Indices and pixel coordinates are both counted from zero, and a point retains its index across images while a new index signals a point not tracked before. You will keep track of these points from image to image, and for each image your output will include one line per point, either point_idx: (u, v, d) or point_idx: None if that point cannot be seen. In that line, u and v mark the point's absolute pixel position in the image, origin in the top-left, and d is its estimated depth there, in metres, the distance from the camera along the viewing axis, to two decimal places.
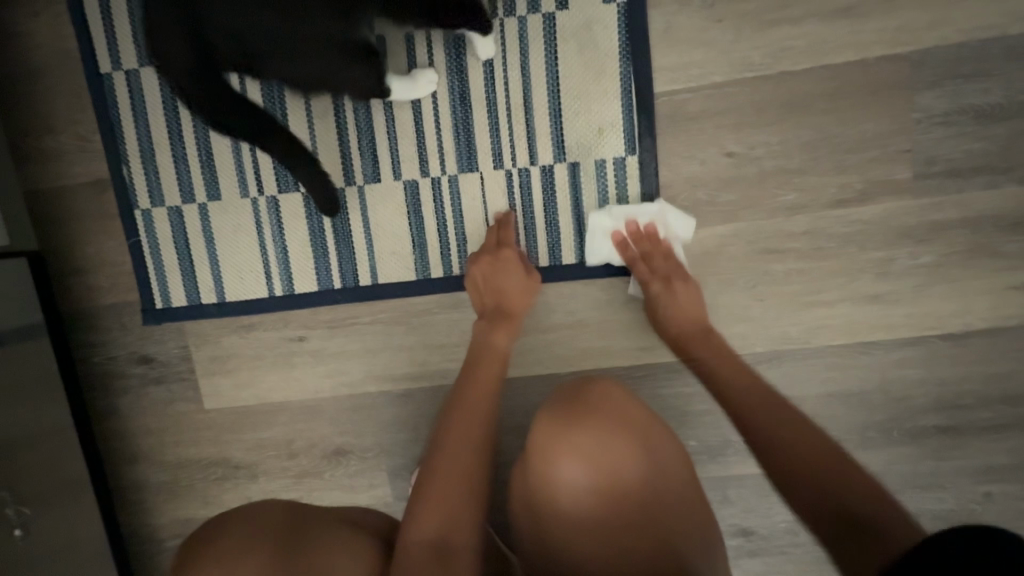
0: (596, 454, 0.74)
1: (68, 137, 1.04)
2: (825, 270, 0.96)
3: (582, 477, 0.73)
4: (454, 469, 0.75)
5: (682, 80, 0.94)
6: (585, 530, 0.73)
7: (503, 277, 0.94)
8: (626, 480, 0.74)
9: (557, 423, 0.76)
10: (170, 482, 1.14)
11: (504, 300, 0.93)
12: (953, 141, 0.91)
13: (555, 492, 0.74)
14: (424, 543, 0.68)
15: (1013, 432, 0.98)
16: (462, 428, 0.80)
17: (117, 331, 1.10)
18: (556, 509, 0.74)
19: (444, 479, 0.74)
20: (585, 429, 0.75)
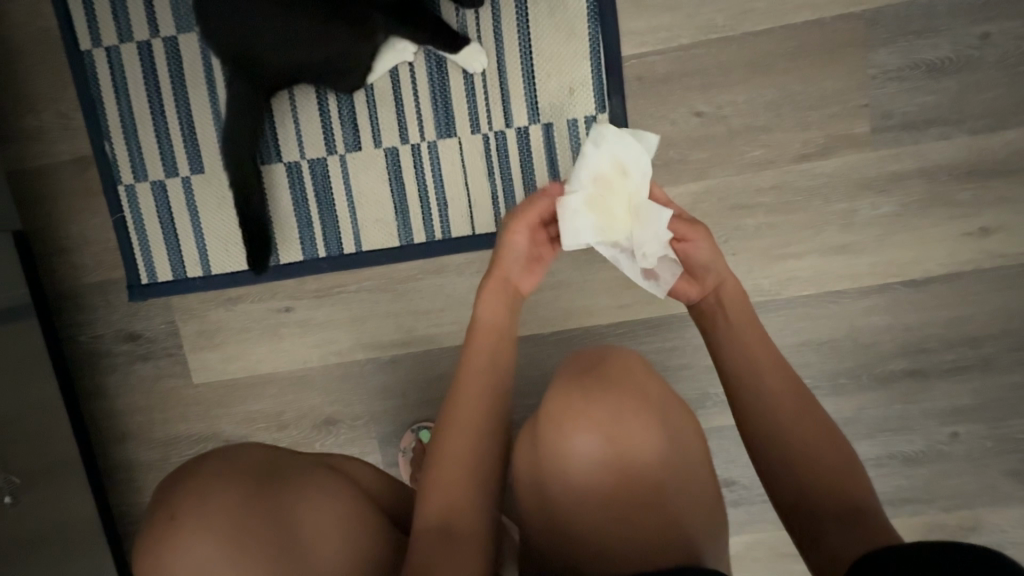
0: (603, 428, 0.76)
1: (49, 115, 1.05)
2: (793, 223, 1.00)
3: (588, 451, 0.75)
4: (459, 452, 0.76)
5: (650, 43, 0.98)
6: (585, 500, 0.74)
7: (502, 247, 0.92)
8: (633, 449, 0.75)
9: (572, 398, 0.78)
10: (161, 459, 1.15)
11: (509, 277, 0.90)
12: (907, 95, 0.96)
13: (561, 466, 0.75)
14: (433, 525, 0.70)
15: (975, 373, 1.03)
16: (462, 410, 0.79)
17: (102, 309, 1.11)
18: (559, 482, 0.75)
19: (449, 462, 0.75)
20: (597, 402, 0.77)
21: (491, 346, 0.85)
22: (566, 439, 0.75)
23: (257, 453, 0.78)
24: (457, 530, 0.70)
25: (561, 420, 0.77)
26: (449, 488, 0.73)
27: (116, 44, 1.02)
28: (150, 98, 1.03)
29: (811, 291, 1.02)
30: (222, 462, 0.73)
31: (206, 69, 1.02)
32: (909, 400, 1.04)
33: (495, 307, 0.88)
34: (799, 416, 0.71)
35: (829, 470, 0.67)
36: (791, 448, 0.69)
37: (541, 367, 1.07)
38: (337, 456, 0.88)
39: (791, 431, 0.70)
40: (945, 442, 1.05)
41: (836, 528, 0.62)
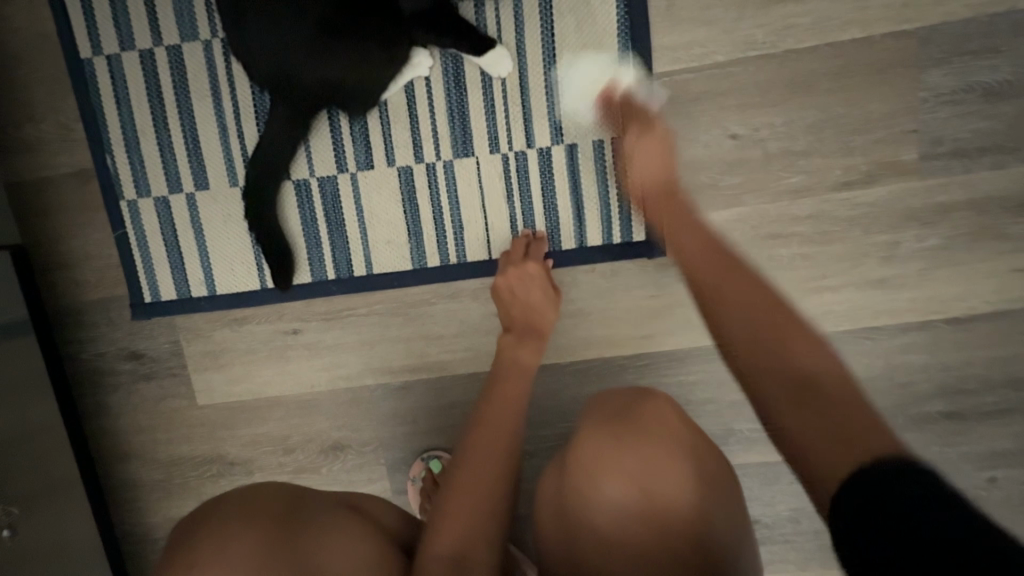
0: (636, 473, 0.71)
1: (49, 126, 1.00)
2: (829, 254, 0.94)
3: (620, 497, 0.71)
4: (481, 485, 0.75)
5: (683, 59, 0.91)
6: (616, 552, 0.69)
7: (525, 289, 0.93)
8: (670, 504, 0.70)
9: (607, 440, 0.74)
10: (164, 479, 1.12)
11: (534, 317, 0.91)
12: (960, 120, 0.89)
13: (588, 508, 0.72)
14: (446, 557, 0.67)
15: (1018, 417, 0.97)
16: (480, 457, 0.78)
17: (104, 326, 1.07)
18: (590, 529, 0.71)
19: (469, 494, 0.74)
20: (634, 448, 0.73)
21: (514, 400, 0.84)
22: (596, 483, 0.72)
23: (270, 491, 0.75)
24: (473, 559, 0.68)
25: (592, 461, 0.73)
26: (461, 515, 0.71)
27: (118, 52, 0.97)
28: (153, 109, 0.98)
29: (846, 326, 0.96)
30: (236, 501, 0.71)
31: (211, 80, 0.97)
32: (946, 442, 0.98)
33: (527, 356, 0.89)
34: (766, 324, 0.66)
35: (816, 369, 0.60)
36: (747, 341, 0.66)
37: (557, 397, 1.02)
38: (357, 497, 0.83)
39: (780, 374, 0.61)
40: (983, 487, 0.99)
41: (831, 445, 0.53)
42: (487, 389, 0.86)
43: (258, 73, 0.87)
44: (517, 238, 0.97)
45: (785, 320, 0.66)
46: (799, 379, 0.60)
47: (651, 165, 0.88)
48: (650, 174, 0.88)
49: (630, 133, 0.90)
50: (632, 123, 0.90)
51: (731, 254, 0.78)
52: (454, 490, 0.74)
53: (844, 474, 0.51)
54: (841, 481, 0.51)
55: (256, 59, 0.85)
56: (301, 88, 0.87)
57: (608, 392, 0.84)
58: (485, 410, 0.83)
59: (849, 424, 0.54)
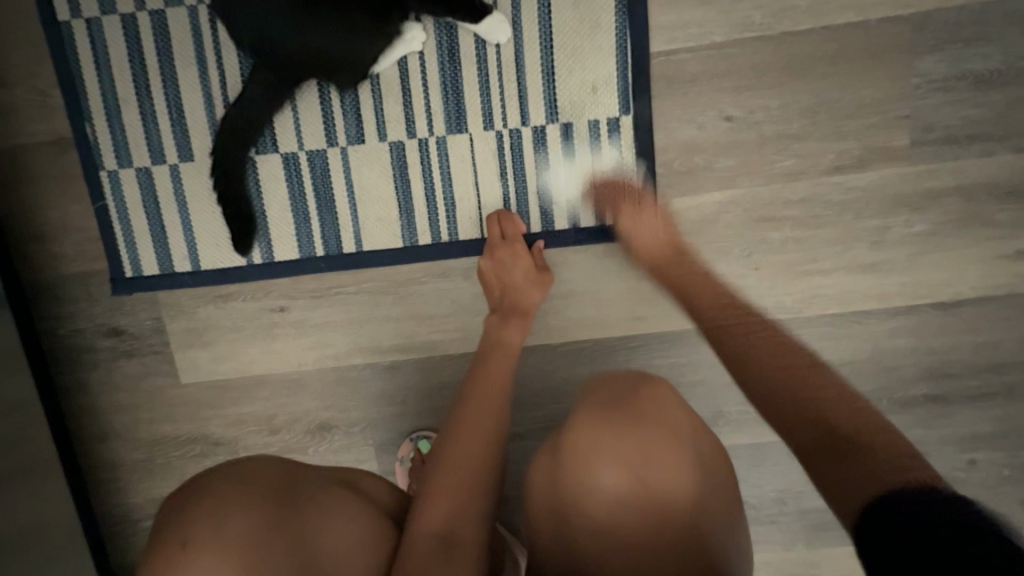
0: (632, 458, 0.70)
1: (24, 92, 0.96)
2: (821, 239, 0.95)
3: (612, 482, 0.69)
4: (465, 466, 0.73)
5: (681, 39, 0.91)
6: (603, 537, 0.68)
7: (509, 271, 0.93)
8: (665, 488, 0.68)
9: (599, 422, 0.73)
10: (146, 459, 1.09)
11: (518, 294, 0.92)
12: (951, 107, 0.90)
13: (577, 493, 0.70)
14: (429, 535, 0.67)
15: (998, 401, 0.99)
16: (466, 434, 0.77)
17: (83, 302, 1.04)
18: (578, 511, 0.69)
19: (455, 469, 0.73)
20: (626, 432, 0.72)
21: (501, 377, 0.84)
22: (588, 467, 0.70)
23: (274, 471, 0.71)
24: (460, 536, 0.67)
25: (589, 446, 0.71)
26: (449, 496, 0.70)
27: (98, 15, 0.93)
28: (135, 76, 0.95)
29: (834, 310, 0.97)
30: (236, 479, 0.68)
31: (197, 48, 0.94)
32: (928, 425, 1.00)
33: (514, 334, 0.88)
34: (798, 370, 0.77)
35: (847, 426, 0.67)
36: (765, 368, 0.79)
37: (549, 378, 1.02)
38: (361, 475, 0.81)
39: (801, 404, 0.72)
40: (962, 469, 1.02)
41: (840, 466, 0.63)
42: (474, 366, 0.86)
43: (242, 39, 0.84)
44: (489, 216, 0.96)
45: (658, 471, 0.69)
46: (822, 436, 0.67)
47: (652, 237, 0.93)
48: (646, 243, 0.93)
49: (622, 214, 0.94)
50: (627, 197, 0.94)
51: (507, 334, 0.88)
52: (439, 469, 0.73)
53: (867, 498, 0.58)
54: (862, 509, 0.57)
55: (240, 25, 0.83)
56: (286, 55, 0.84)
57: (603, 376, 0.82)
58: (473, 389, 0.82)
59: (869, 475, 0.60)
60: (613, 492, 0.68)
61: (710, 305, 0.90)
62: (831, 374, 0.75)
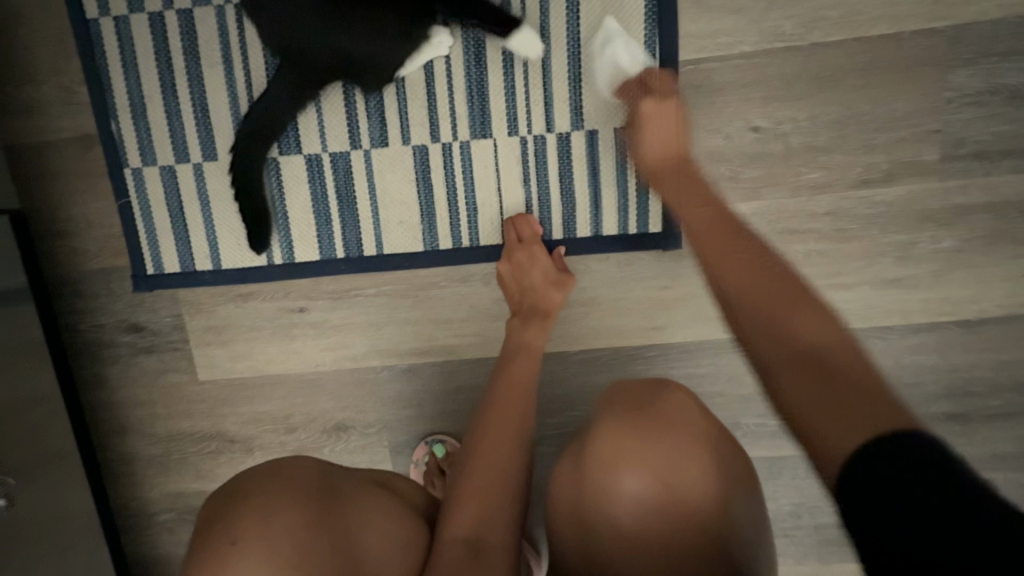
0: (655, 463, 0.69)
1: (51, 88, 0.97)
2: (845, 252, 0.94)
3: (636, 486, 0.68)
4: (487, 471, 0.73)
5: (710, 47, 0.90)
6: (630, 544, 0.66)
7: (530, 274, 0.92)
8: (691, 496, 0.68)
9: (620, 429, 0.73)
10: (162, 455, 1.10)
11: (539, 298, 0.91)
12: (983, 122, 0.89)
13: (601, 500, 0.69)
14: (460, 539, 0.66)
15: (1020, 420, 0.98)
16: (490, 439, 0.77)
17: (104, 297, 1.04)
18: (605, 518, 0.68)
19: (478, 477, 0.72)
20: (648, 438, 0.72)
21: (522, 383, 0.83)
22: (612, 471, 0.70)
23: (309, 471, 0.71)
24: (488, 542, 0.66)
25: (609, 450, 0.72)
26: (476, 501, 0.70)
27: (126, 13, 0.93)
28: (161, 75, 0.95)
29: (856, 325, 0.96)
30: (279, 475, 0.69)
31: (223, 47, 0.94)
32: (948, 442, 0.99)
33: (536, 338, 0.88)
34: (767, 279, 0.69)
35: (836, 356, 0.60)
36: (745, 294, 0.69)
37: (566, 385, 1.02)
38: (390, 474, 0.80)
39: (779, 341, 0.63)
40: None
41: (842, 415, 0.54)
42: (496, 372, 0.86)
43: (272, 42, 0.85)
44: (506, 221, 0.95)
45: (685, 480, 0.68)
46: (798, 354, 0.61)
47: (663, 146, 0.86)
48: (651, 154, 0.87)
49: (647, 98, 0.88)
50: (652, 92, 0.88)
51: (530, 338, 0.88)
52: (467, 473, 0.73)
53: (856, 446, 0.51)
54: (855, 453, 0.51)
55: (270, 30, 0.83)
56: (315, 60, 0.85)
57: (621, 385, 0.82)
58: (497, 393, 0.82)
59: (861, 419, 0.53)
60: (639, 497, 0.68)
61: (694, 216, 0.80)
62: (825, 309, 0.65)
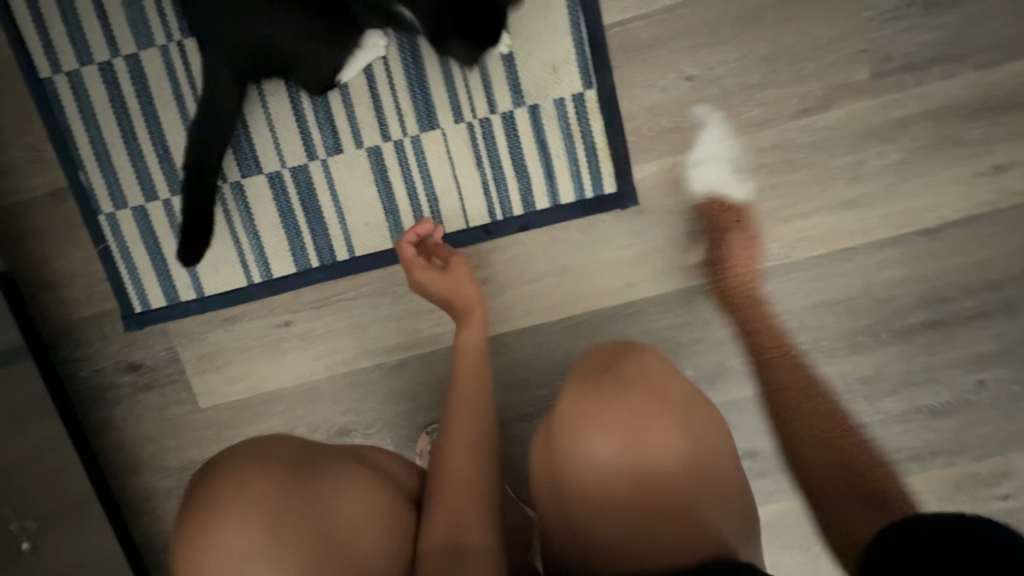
0: (620, 435, 0.70)
1: (19, 149, 1.01)
2: (797, 182, 0.97)
3: (606, 461, 0.70)
4: (461, 476, 0.76)
5: (633, 7, 0.93)
6: (603, 521, 0.68)
7: (449, 276, 0.88)
8: (659, 462, 0.69)
9: (585, 402, 0.73)
10: (177, 486, 1.13)
11: (457, 295, 0.87)
12: (906, 35, 0.92)
13: (575, 483, 0.70)
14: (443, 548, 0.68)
15: (997, 318, 0.99)
16: (461, 440, 0.79)
17: (99, 342, 1.08)
18: (578, 502, 0.70)
19: (452, 490, 0.74)
20: (611, 408, 0.72)
21: (473, 380, 0.85)
22: (581, 451, 0.70)
23: (286, 449, 0.74)
24: (468, 545, 0.69)
25: (575, 426, 0.72)
26: (452, 511, 0.72)
27: (77, 68, 0.98)
28: (119, 120, 0.99)
29: (820, 251, 0.99)
30: (257, 450, 0.72)
31: (173, 84, 0.98)
32: (931, 351, 1.01)
33: (470, 336, 0.87)
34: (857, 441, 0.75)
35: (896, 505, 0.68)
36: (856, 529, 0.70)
37: (551, 355, 1.05)
38: (373, 448, 0.85)
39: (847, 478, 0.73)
40: (972, 391, 1.02)
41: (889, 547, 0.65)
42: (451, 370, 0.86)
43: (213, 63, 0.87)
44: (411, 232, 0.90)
45: (652, 448, 0.69)
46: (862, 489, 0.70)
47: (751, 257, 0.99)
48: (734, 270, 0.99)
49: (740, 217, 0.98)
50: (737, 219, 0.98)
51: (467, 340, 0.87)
52: (440, 483, 0.76)
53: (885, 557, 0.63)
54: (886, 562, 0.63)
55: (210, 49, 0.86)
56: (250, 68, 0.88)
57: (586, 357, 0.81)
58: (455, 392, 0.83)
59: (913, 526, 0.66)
60: (607, 473, 0.69)
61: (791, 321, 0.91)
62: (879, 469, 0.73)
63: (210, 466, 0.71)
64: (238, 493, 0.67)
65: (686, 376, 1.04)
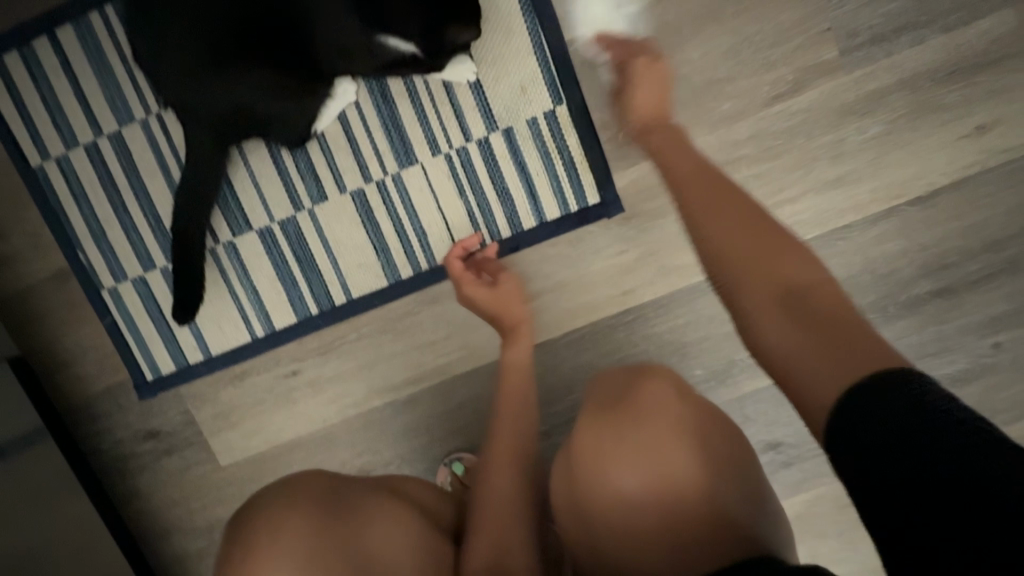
0: (643, 450, 0.70)
1: (18, 238, 1.04)
2: (780, 168, 0.96)
3: (629, 477, 0.69)
4: (500, 502, 0.77)
5: (591, 21, 0.94)
6: (633, 541, 0.68)
7: (501, 291, 0.93)
8: (684, 477, 0.68)
9: (604, 422, 0.73)
10: (207, 546, 1.14)
11: (508, 312, 0.92)
12: (867, 10, 0.92)
13: (602, 501, 0.70)
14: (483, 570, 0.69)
15: (1005, 277, 0.97)
16: (500, 459, 0.81)
17: (116, 414, 1.10)
18: (607, 522, 0.69)
19: (492, 510, 0.75)
20: (632, 424, 0.72)
21: (517, 392, 0.88)
22: (605, 470, 0.70)
23: (321, 481, 0.75)
24: (509, 567, 0.69)
25: (596, 446, 0.72)
26: (492, 533, 0.73)
27: (65, 152, 1.01)
28: (110, 197, 1.02)
29: (814, 233, 0.98)
30: (293, 484, 0.73)
31: (157, 156, 1.00)
32: (942, 319, 0.99)
33: (517, 354, 0.91)
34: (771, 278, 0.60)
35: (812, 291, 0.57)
36: (787, 349, 0.54)
37: (559, 371, 1.04)
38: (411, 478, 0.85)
39: (767, 297, 0.59)
40: (990, 354, 1.00)
41: (826, 364, 0.51)
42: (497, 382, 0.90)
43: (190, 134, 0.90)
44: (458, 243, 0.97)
45: (675, 459, 0.69)
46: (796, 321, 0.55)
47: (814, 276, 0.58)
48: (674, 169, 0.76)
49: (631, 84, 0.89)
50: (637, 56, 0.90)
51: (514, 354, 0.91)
52: (481, 507, 0.76)
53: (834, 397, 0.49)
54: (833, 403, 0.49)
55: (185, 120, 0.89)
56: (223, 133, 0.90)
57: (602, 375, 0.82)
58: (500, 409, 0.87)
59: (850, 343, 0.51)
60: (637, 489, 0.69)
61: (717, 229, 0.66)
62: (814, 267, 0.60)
63: (248, 504, 0.72)
64: (274, 526, 0.68)
65: (697, 375, 1.03)
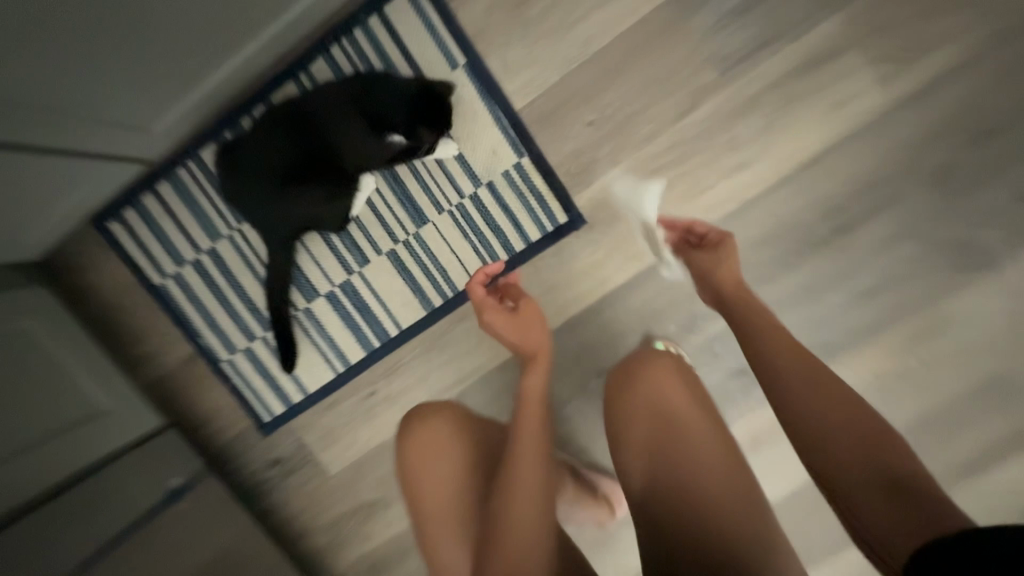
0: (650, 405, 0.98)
1: (154, 336, 1.42)
2: (695, 165, 1.28)
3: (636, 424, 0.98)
4: (529, 457, 0.92)
5: (532, 90, 1.28)
6: (644, 476, 0.94)
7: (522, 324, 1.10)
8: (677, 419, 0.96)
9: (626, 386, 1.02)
10: (333, 537, 1.49)
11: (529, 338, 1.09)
12: (731, 38, 1.24)
13: (618, 439, 0.99)
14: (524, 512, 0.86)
15: (884, 208, 1.27)
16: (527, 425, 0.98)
17: (248, 451, 1.46)
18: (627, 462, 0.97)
19: (525, 461, 0.92)
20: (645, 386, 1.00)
21: (536, 369, 1.06)
22: (620, 416, 1.00)
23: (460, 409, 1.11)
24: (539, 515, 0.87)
25: (621, 405, 1.01)
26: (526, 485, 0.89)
27: (175, 267, 1.37)
28: (213, 292, 1.38)
29: (732, 207, 1.29)
30: (444, 409, 1.10)
31: (241, 256, 1.36)
32: (846, 249, 1.29)
33: (534, 379, 1.05)
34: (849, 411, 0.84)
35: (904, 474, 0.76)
36: (840, 437, 0.82)
37: (567, 350, 1.37)
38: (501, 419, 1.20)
39: (845, 434, 0.82)
40: (889, 267, 1.29)
41: (860, 471, 0.78)
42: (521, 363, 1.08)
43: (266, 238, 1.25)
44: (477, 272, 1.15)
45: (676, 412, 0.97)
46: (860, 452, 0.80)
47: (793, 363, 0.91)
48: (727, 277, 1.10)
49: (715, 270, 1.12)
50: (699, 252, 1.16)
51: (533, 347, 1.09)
52: (514, 458, 0.93)
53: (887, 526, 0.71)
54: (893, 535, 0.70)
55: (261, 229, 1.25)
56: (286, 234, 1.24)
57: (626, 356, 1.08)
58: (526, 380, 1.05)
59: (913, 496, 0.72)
60: (647, 435, 0.96)
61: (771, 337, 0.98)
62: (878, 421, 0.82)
63: (414, 412, 1.09)
64: (432, 433, 1.06)
65: (671, 331, 1.35)
